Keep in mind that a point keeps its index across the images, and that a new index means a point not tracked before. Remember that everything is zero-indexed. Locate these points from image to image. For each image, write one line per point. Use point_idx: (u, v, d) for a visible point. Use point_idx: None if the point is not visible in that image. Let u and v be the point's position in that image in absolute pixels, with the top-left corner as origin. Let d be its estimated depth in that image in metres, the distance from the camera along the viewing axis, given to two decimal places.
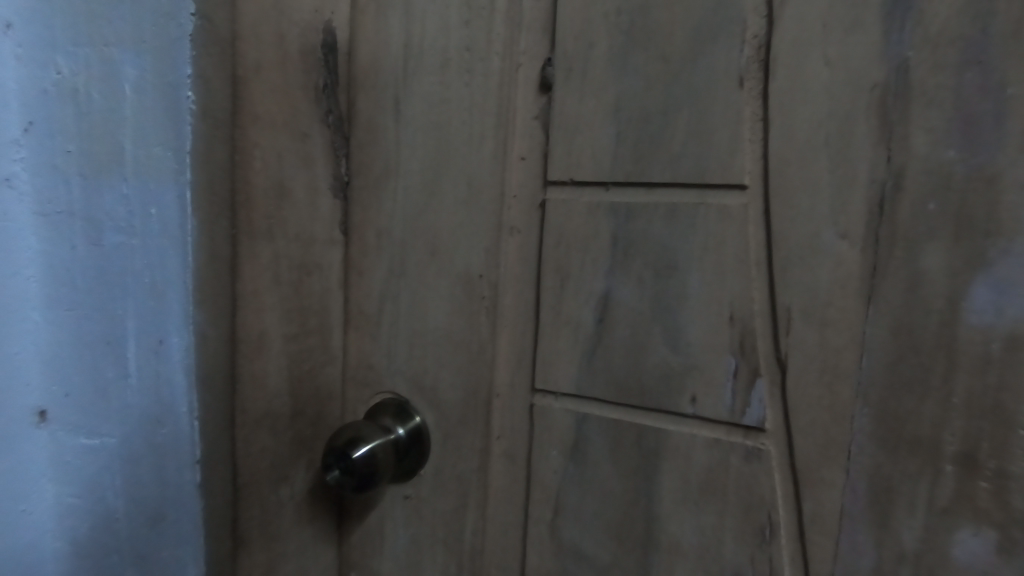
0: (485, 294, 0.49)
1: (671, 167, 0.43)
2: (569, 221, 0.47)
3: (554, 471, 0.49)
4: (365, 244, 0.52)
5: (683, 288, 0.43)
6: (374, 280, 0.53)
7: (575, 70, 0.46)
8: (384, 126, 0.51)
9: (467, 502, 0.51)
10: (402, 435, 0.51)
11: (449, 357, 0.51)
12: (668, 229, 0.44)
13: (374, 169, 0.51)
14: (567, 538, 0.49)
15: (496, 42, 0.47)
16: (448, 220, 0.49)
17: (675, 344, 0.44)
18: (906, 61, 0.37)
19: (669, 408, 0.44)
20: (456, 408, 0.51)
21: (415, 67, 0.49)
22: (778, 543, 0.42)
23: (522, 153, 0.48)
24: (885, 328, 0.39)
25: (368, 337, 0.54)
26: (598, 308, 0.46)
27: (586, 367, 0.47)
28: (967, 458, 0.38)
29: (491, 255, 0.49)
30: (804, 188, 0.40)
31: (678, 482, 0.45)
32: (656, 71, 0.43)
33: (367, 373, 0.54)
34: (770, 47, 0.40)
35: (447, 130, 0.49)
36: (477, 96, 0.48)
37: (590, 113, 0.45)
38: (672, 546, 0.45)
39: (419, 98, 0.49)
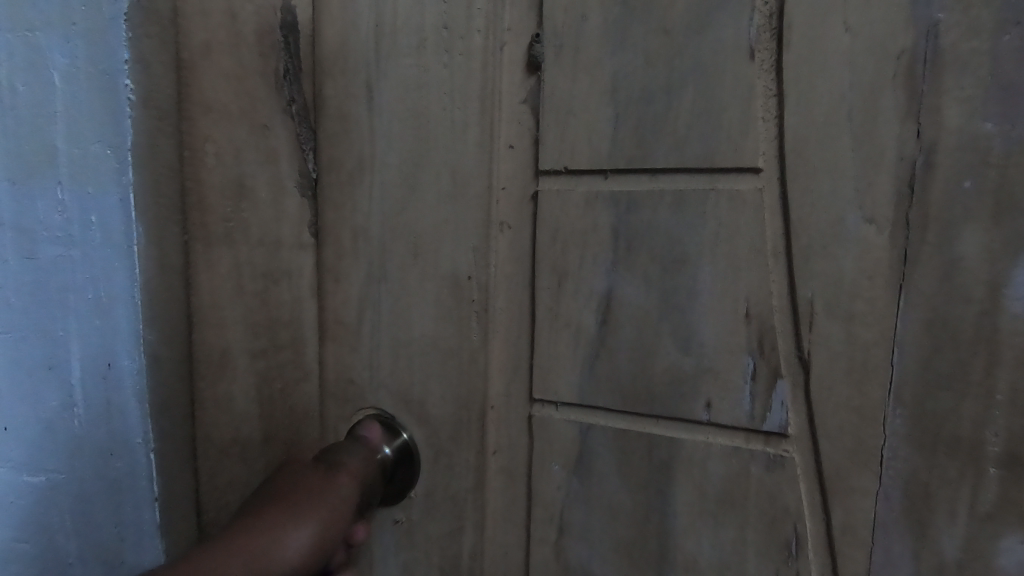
0: (474, 298, 0.45)
1: (675, 150, 0.39)
2: (563, 214, 0.43)
3: (557, 485, 0.45)
4: (340, 247, 0.47)
5: (693, 283, 0.39)
6: (351, 286, 0.47)
7: (566, 47, 0.41)
8: (354, 112, 0.45)
9: (463, 524, 0.47)
10: (390, 455, 0.46)
11: (438, 367, 0.46)
12: (673, 219, 0.40)
13: (345, 165, 0.46)
14: (573, 558, 0.45)
15: (478, 18, 0.43)
16: (431, 217, 0.45)
17: (687, 345, 0.40)
18: (937, 24, 0.34)
19: (679, 416, 0.41)
20: (447, 423, 0.46)
21: (388, 47, 0.44)
22: (806, 558, 0.39)
23: (510, 141, 0.45)
24: (919, 321, 0.35)
25: (348, 349, 0.48)
26: (601, 308, 0.42)
27: (590, 373, 0.43)
28: (1012, 459, 0.34)
29: (479, 253, 0.44)
30: (826, 170, 0.36)
31: (694, 496, 0.41)
32: (657, 44, 0.39)
33: (347, 387, 0.48)
34: (783, 14, 0.36)
35: (426, 116, 0.44)
36: (458, 78, 0.43)
37: (586, 93, 0.41)
38: (689, 564, 0.41)
39: (394, 81, 0.44)
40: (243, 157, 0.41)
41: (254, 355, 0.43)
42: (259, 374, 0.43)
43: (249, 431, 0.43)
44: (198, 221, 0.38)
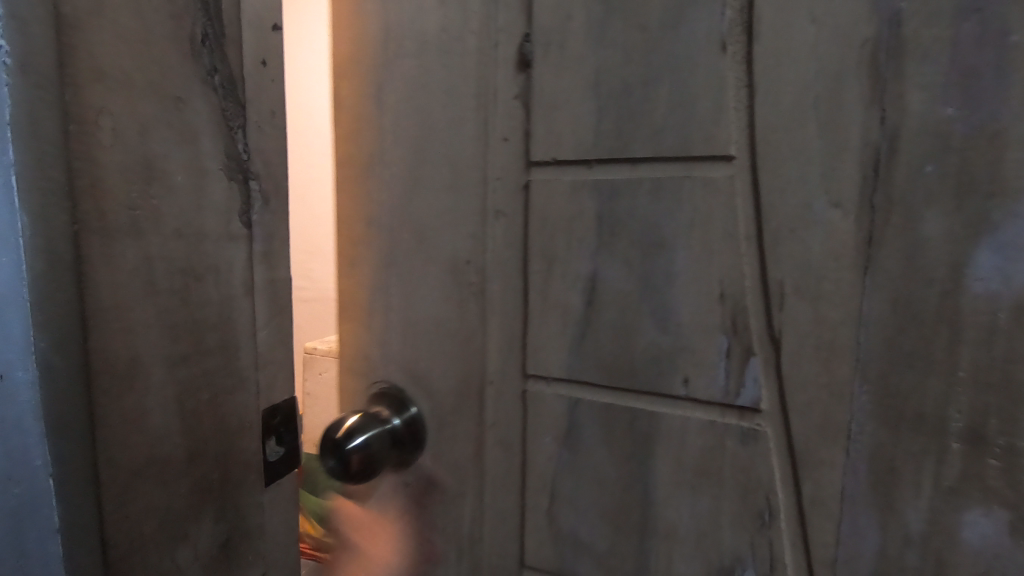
0: (473, 281, 0.48)
1: (653, 140, 0.41)
2: (551, 203, 0.45)
3: (550, 457, 0.48)
4: (354, 235, 0.52)
5: (670, 266, 0.42)
6: (364, 271, 0.52)
7: (553, 44, 0.44)
8: (365, 112, 0.50)
9: (464, 491, 0.51)
10: (398, 426, 0.50)
11: (442, 345, 0.50)
12: (653, 206, 0.42)
13: (359, 160, 0.51)
14: (564, 525, 0.48)
15: (472, 21, 0.46)
16: (433, 206, 0.49)
17: (666, 324, 0.42)
18: (899, 13, 0.35)
19: (659, 391, 0.43)
20: (449, 396, 0.50)
21: (394, 49, 0.49)
22: (777, 526, 0.41)
23: (505, 134, 0.47)
24: (884, 302, 0.37)
25: (362, 327, 0.53)
26: (587, 290, 0.45)
27: (578, 351, 0.46)
28: (974, 435, 0.36)
29: (478, 239, 0.48)
30: (793, 157, 0.38)
31: (673, 467, 0.44)
32: (634, 39, 0.41)
33: (362, 363, 0.53)
34: (752, 8, 0.38)
35: (427, 114, 0.48)
36: (455, 77, 0.47)
37: (572, 88, 0.44)
38: (670, 531, 0.44)
39: (399, 82, 0.49)
40: (150, 130, 0.29)
41: (177, 389, 0.31)
42: (182, 383, 0.31)
43: (169, 448, 0.31)
44: (93, 210, 0.26)
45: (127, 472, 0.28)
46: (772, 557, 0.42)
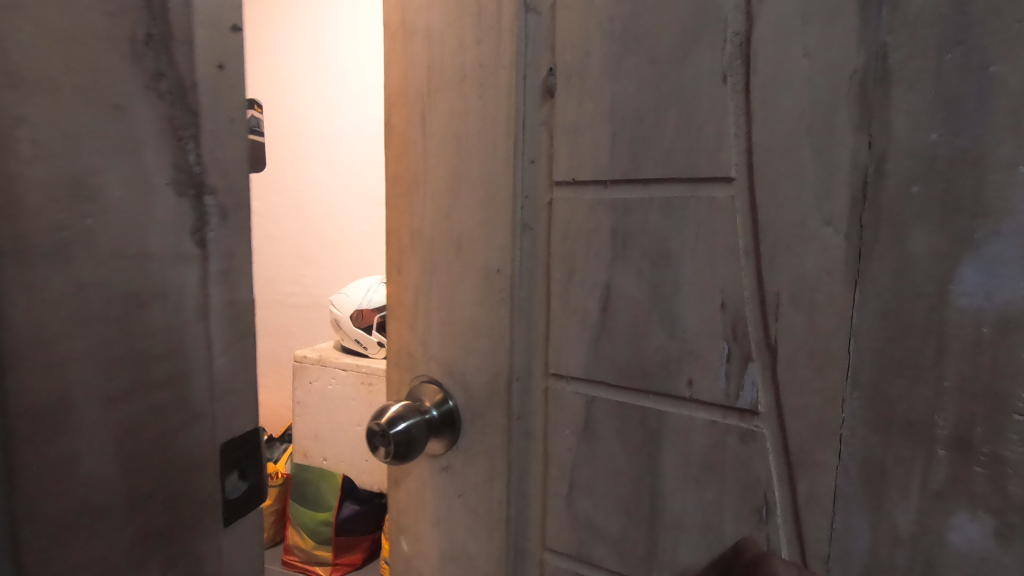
0: (503, 287, 0.52)
1: (661, 160, 0.45)
2: (570, 217, 0.49)
3: (567, 449, 0.52)
4: (402, 244, 0.60)
5: (677, 277, 0.45)
6: (410, 275, 0.59)
7: (575, 76, 0.48)
8: (412, 137, 0.58)
9: (495, 476, 0.55)
10: (437, 415, 0.56)
11: (474, 345, 0.55)
12: (661, 222, 0.46)
13: (408, 179, 0.59)
14: (581, 514, 0.52)
15: (504, 55, 0.51)
16: (468, 219, 0.54)
17: (672, 331, 0.46)
18: (885, 46, 0.38)
19: (666, 392, 0.47)
20: (482, 391, 0.55)
21: (437, 80, 0.55)
22: (775, 521, 0.44)
23: (532, 156, 0.51)
24: (874, 314, 0.40)
25: (409, 326, 0.61)
26: (602, 299, 0.49)
27: (594, 355, 0.49)
28: (961, 442, 0.38)
29: (507, 249, 0.52)
30: (787, 178, 0.41)
31: (679, 463, 0.47)
32: (646, 72, 0.45)
33: (407, 358, 0.61)
34: (751, 43, 0.42)
35: (464, 137, 0.54)
36: (488, 105, 0.52)
37: (589, 114, 0.48)
38: (677, 523, 0.47)
39: (441, 110, 0.55)
40: (79, 138, 0.25)
41: (115, 425, 0.28)
42: (124, 422, 0.28)
43: (112, 491, 0.28)
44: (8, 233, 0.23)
45: (57, 514, 0.25)
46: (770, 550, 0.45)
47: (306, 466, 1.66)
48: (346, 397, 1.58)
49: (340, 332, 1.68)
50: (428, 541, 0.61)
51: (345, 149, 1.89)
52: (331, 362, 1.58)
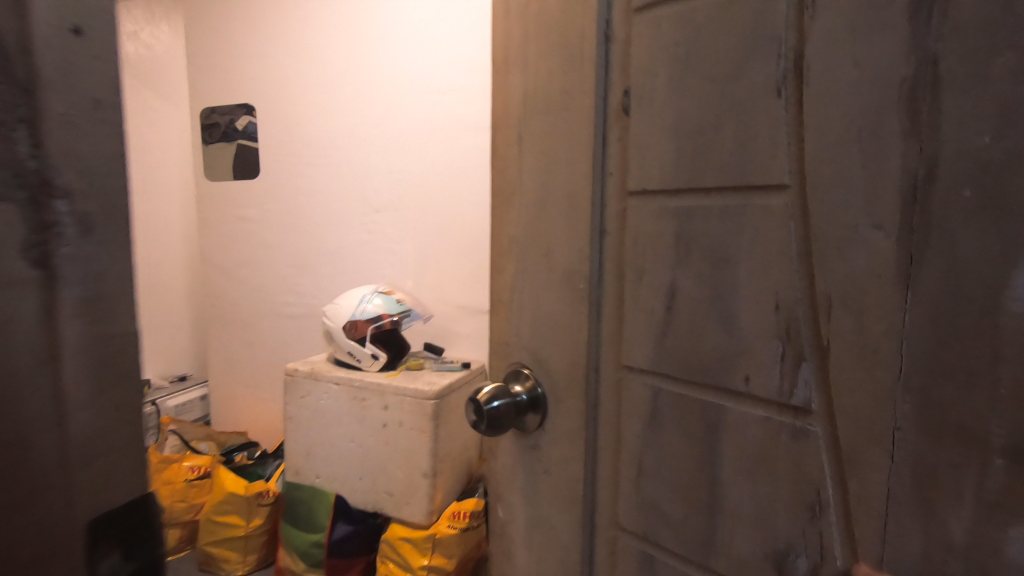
0: (583, 287, 0.60)
1: (720, 171, 0.49)
2: (640, 226, 0.55)
3: (635, 433, 0.58)
4: (502, 249, 0.69)
5: (734, 278, 0.49)
6: (506, 276, 0.68)
7: (645, 98, 0.54)
8: (509, 155, 0.66)
9: (573, 454, 0.63)
10: (523, 397, 0.65)
11: (558, 337, 0.63)
12: (720, 228, 0.50)
13: (504, 192, 0.67)
14: (647, 495, 0.58)
15: (586, 83, 0.58)
16: (553, 227, 0.62)
17: (730, 329, 0.50)
18: (936, 52, 0.39)
19: (724, 385, 0.51)
20: (563, 377, 0.63)
21: (529, 105, 0.63)
22: (827, 519, 0.46)
23: (611, 169, 0.58)
24: (924, 316, 0.40)
25: (504, 320, 0.70)
26: (668, 297, 0.54)
27: (659, 348, 0.55)
28: (1017, 452, 0.37)
29: (585, 254, 0.59)
30: (837, 184, 0.43)
31: (736, 452, 0.51)
32: (707, 90, 0.50)
33: (504, 347, 0.71)
34: (803, 57, 0.44)
35: (552, 155, 0.61)
36: (573, 126, 0.59)
37: (656, 130, 0.53)
38: (733, 510, 0.51)
39: (533, 131, 0.63)
40: None
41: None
42: None
43: None
44: None
45: None
46: (822, 547, 0.46)
47: (299, 480, 1.91)
48: (338, 411, 1.83)
49: (333, 345, 1.91)
50: (518, 508, 0.71)
51: (337, 149, 2.14)
52: (325, 377, 1.84)
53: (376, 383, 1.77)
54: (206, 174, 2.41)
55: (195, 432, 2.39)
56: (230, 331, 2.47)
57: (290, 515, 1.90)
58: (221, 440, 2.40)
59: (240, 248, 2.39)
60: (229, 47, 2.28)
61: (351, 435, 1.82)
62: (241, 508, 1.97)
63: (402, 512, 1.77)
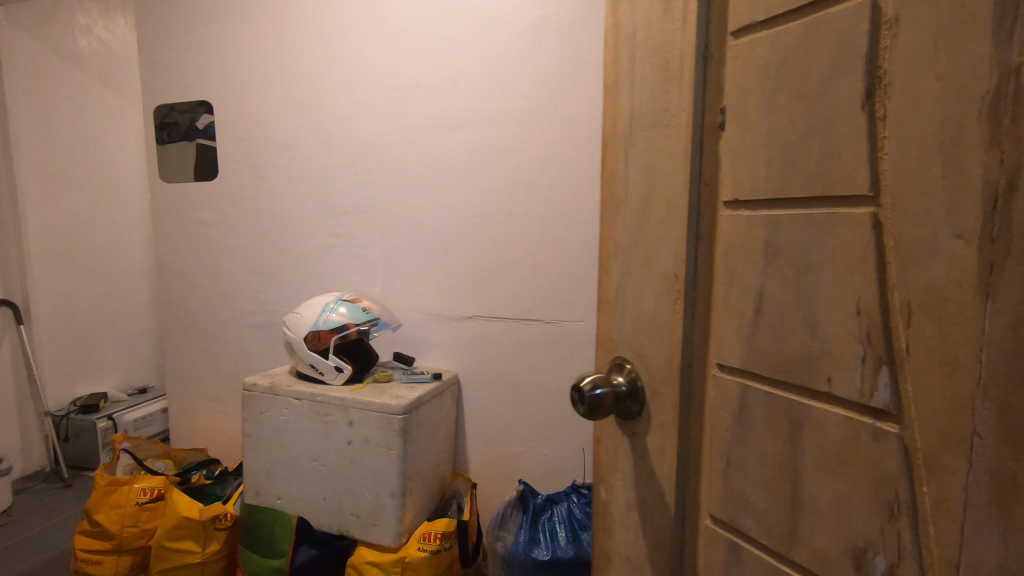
0: (681, 291, 0.59)
1: (808, 180, 0.51)
2: (732, 231, 0.57)
3: (726, 427, 0.59)
4: (606, 252, 0.69)
5: (818, 284, 0.50)
6: (611, 279, 0.68)
7: (739, 113, 0.55)
8: (615, 160, 0.66)
9: (666, 446, 0.62)
10: (624, 386, 0.64)
11: (655, 341, 0.62)
12: (806, 235, 0.51)
13: (609, 197, 0.67)
14: (735, 488, 0.58)
15: (688, 91, 0.57)
16: (653, 232, 0.61)
17: (814, 332, 0.51)
18: (1018, 64, 0.38)
19: (807, 386, 0.52)
20: (659, 373, 0.62)
21: (633, 111, 0.63)
22: (904, 520, 0.45)
23: (708, 179, 0.58)
24: (1005, 325, 0.39)
25: (608, 323, 0.69)
26: (756, 301, 0.55)
27: (749, 348, 0.56)
28: None
29: (681, 258, 0.58)
30: (919, 195, 0.44)
31: (817, 451, 0.51)
32: (795, 104, 0.51)
33: (606, 345, 0.70)
34: (885, 73, 0.45)
35: (654, 160, 0.60)
36: (674, 132, 0.58)
37: (749, 142, 0.55)
38: (814, 507, 0.51)
39: (638, 136, 0.62)
40: None
41: None
42: None
43: None
44: None
45: None
46: (900, 548, 0.46)
47: (262, 501, 1.91)
48: (301, 428, 1.83)
49: (294, 356, 1.91)
50: (621, 491, 0.68)
51: (302, 150, 2.20)
52: (285, 392, 1.84)
53: (340, 398, 1.78)
54: (168, 177, 2.44)
55: (150, 448, 2.31)
56: (194, 336, 2.51)
57: (250, 541, 1.91)
58: (177, 458, 2.35)
59: (202, 253, 2.43)
60: (187, 53, 2.35)
61: (314, 453, 1.82)
62: (198, 533, 1.92)
63: (369, 534, 1.77)
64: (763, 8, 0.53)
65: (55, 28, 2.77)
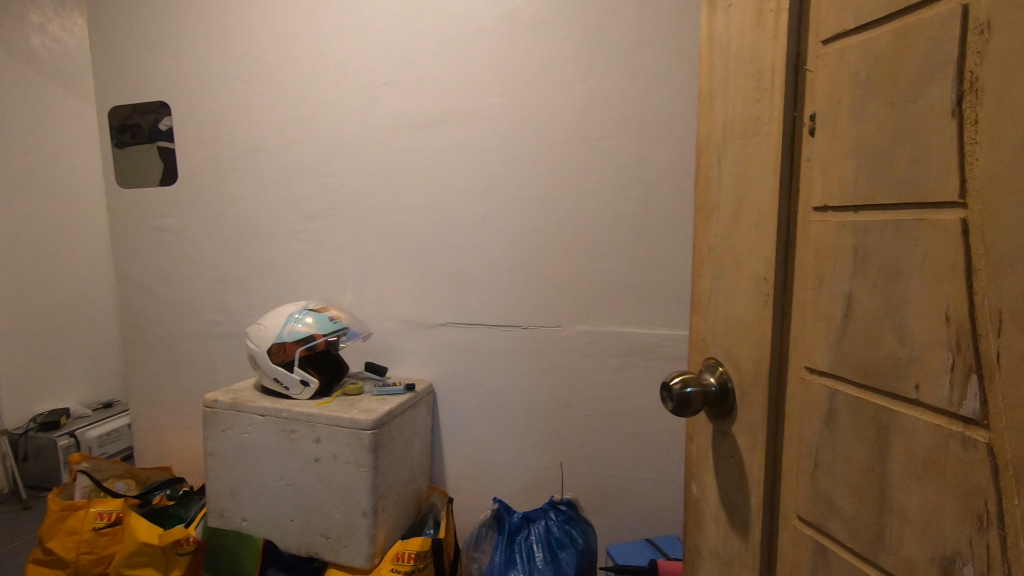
0: (771, 292, 0.62)
1: (895, 187, 0.51)
2: (821, 235, 0.58)
3: (814, 430, 0.59)
4: (701, 254, 0.74)
5: (907, 289, 0.50)
6: (705, 279, 0.73)
7: (829, 122, 0.57)
8: (710, 168, 0.72)
9: (756, 445, 0.64)
10: (714, 386, 0.68)
11: (746, 340, 0.66)
12: (894, 241, 0.51)
13: (706, 202, 0.73)
14: (823, 490, 0.59)
15: (776, 102, 0.61)
16: (744, 235, 0.65)
17: (902, 337, 0.51)
18: None
19: (895, 391, 0.52)
20: (749, 371, 0.65)
21: (726, 123, 0.68)
22: (994, 533, 0.44)
23: (799, 186, 0.61)
24: None
25: (701, 320, 0.74)
26: (846, 306, 0.56)
27: (838, 352, 0.57)
28: None
29: (771, 261, 0.62)
30: (1010, 202, 0.42)
31: (904, 457, 0.51)
32: (885, 112, 0.52)
33: (699, 342, 0.75)
34: (974, 79, 0.44)
35: (745, 168, 0.65)
36: (762, 142, 0.62)
37: (838, 150, 0.56)
38: (903, 514, 0.51)
39: (729, 146, 0.68)
40: None
41: None
42: None
43: None
44: None
45: None
46: (990, 561, 0.44)
47: (228, 524, 1.78)
48: (266, 446, 1.71)
49: (258, 370, 1.80)
50: (712, 485, 0.72)
51: (268, 152, 2.08)
52: (250, 408, 1.72)
53: (307, 413, 1.67)
54: (122, 181, 2.29)
55: (112, 467, 2.16)
56: (155, 349, 2.36)
57: (216, 567, 1.80)
58: (140, 477, 2.21)
59: (162, 261, 2.29)
60: (144, 51, 2.20)
61: (281, 472, 1.70)
62: (160, 560, 1.80)
63: (339, 557, 1.67)
64: (853, 17, 0.55)
65: (5, 24, 2.48)
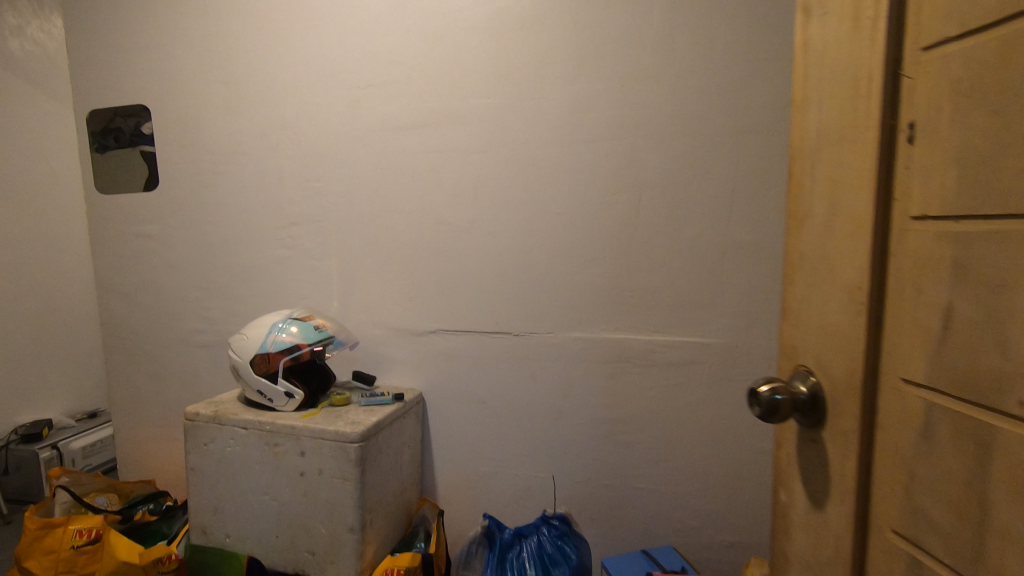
0: (864, 309, 0.54)
1: (1012, 194, 0.44)
2: (919, 249, 0.50)
3: (909, 441, 0.51)
4: (788, 258, 0.65)
5: (1015, 300, 0.44)
6: (791, 286, 0.64)
7: (936, 132, 0.49)
8: (799, 168, 0.62)
9: (846, 454, 0.56)
10: (805, 395, 0.59)
11: (834, 351, 0.57)
12: (1001, 249, 0.45)
13: (794, 205, 0.63)
14: (918, 502, 0.51)
15: (875, 103, 0.52)
16: (836, 242, 0.56)
17: (1006, 351, 0.44)
18: None
19: (999, 409, 0.45)
20: (837, 379, 0.56)
21: (817, 123, 0.59)
22: None
23: (898, 196, 0.52)
24: None
25: (789, 332, 0.64)
26: (944, 312, 0.49)
27: (935, 365, 0.49)
28: None
29: (863, 270, 0.53)
30: None
31: (1010, 475, 0.44)
32: (993, 119, 0.45)
33: (787, 348, 0.65)
34: None
35: (842, 170, 0.55)
36: (857, 147, 0.54)
37: (940, 158, 0.49)
38: (1006, 534, 0.44)
39: (823, 145, 0.58)
40: None
41: None
42: None
43: None
44: None
45: None
46: None
47: (213, 541, 1.59)
48: (249, 459, 1.53)
49: (239, 382, 1.62)
50: (803, 488, 0.63)
51: (245, 157, 1.89)
52: (230, 420, 1.53)
53: (289, 426, 1.48)
54: (105, 188, 2.08)
55: (92, 481, 1.95)
56: (131, 362, 2.16)
57: None
58: (127, 492, 1.98)
59: (141, 270, 2.09)
60: (113, 42, 2.00)
61: (265, 485, 1.52)
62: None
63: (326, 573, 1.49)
64: (956, 21, 0.47)
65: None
